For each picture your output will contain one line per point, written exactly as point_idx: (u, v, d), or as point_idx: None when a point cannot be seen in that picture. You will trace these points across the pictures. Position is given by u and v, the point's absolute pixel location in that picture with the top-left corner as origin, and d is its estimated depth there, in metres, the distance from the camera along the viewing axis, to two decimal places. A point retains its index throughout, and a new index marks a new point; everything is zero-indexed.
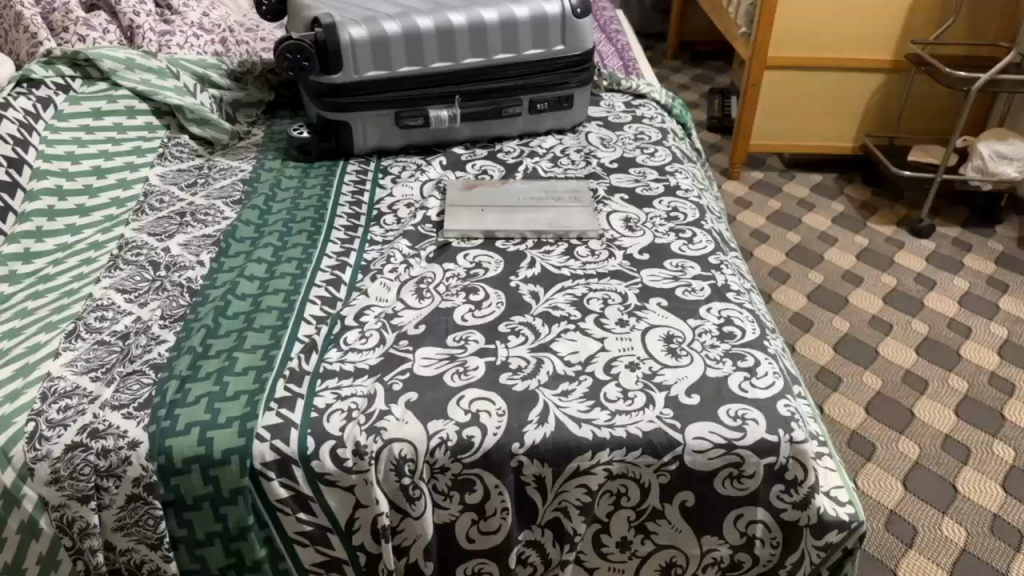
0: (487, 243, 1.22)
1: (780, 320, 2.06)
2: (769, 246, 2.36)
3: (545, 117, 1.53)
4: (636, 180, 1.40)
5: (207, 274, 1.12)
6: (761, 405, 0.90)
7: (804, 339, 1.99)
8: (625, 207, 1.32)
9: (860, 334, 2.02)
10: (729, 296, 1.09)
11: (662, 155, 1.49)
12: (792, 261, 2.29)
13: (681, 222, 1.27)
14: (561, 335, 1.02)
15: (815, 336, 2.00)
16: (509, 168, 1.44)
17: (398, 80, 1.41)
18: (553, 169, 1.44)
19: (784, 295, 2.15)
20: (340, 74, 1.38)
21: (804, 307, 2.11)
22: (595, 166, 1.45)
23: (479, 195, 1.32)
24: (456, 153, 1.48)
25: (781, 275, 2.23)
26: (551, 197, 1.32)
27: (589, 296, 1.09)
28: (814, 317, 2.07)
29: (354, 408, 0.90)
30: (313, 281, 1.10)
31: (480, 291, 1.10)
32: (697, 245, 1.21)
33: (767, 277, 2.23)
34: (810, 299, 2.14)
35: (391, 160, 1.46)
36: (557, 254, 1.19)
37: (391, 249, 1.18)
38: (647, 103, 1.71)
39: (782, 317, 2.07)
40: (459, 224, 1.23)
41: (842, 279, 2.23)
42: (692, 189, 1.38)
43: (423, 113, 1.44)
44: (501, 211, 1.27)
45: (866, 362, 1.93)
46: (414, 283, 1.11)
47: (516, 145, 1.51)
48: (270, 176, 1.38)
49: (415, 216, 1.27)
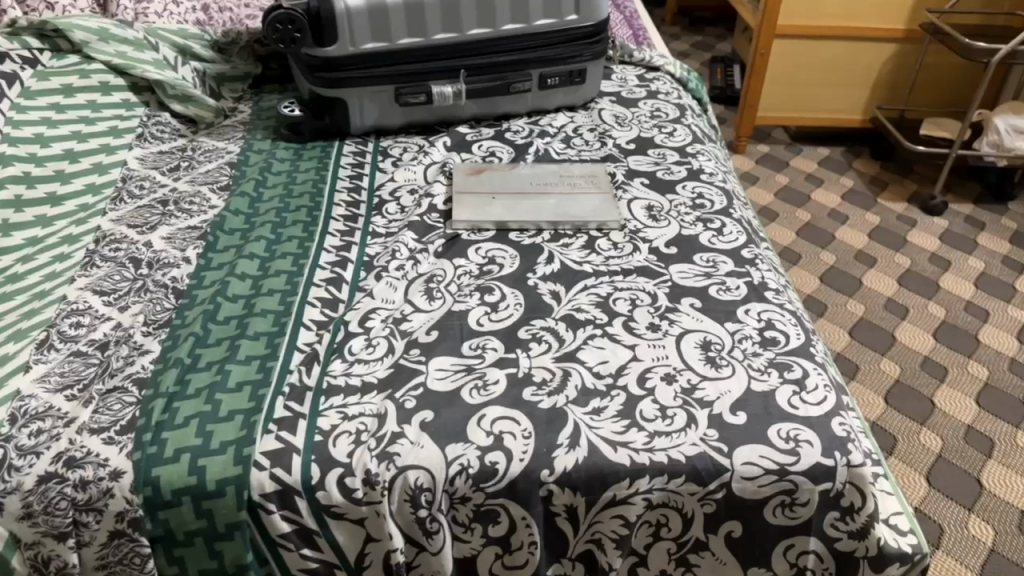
0: (500, 234, 1.12)
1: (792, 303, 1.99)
2: (778, 225, 2.28)
3: (555, 94, 1.43)
4: (656, 164, 1.30)
5: (193, 272, 1.01)
6: (814, 424, 0.83)
7: (818, 324, 1.91)
8: (647, 194, 1.22)
9: (875, 318, 1.94)
10: (767, 297, 1.01)
11: (681, 135, 1.39)
12: (802, 241, 2.21)
13: (708, 211, 1.18)
14: (588, 342, 0.92)
15: (828, 321, 1.93)
16: (519, 150, 1.34)
17: (398, 53, 1.29)
18: (566, 151, 1.34)
19: (796, 277, 2.07)
20: (334, 47, 1.26)
21: (816, 290, 2.03)
22: (611, 148, 1.34)
23: (488, 182, 1.22)
24: (460, 132, 1.37)
25: (792, 256, 2.15)
26: (567, 183, 1.22)
27: (614, 296, 1.00)
28: (827, 301, 1.99)
29: (362, 430, 0.80)
30: (311, 280, 1.00)
31: (496, 291, 1.00)
32: (727, 237, 1.12)
33: (777, 257, 2.14)
34: (822, 282, 2.06)
35: (390, 140, 1.35)
36: (577, 247, 1.09)
37: (396, 243, 1.08)
38: (660, 76, 1.61)
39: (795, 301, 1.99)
40: (469, 214, 1.13)
41: (855, 260, 2.14)
42: (716, 173, 1.29)
43: (426, 90, 1.33)
44: (514, 200, 1.17)
45: (883, 348, 1.85)
46: (423, 282, 1.01)
47: (524, 124, 1.41)
48: (260, 158, 1.27)
49: (420, 204, 1.17)
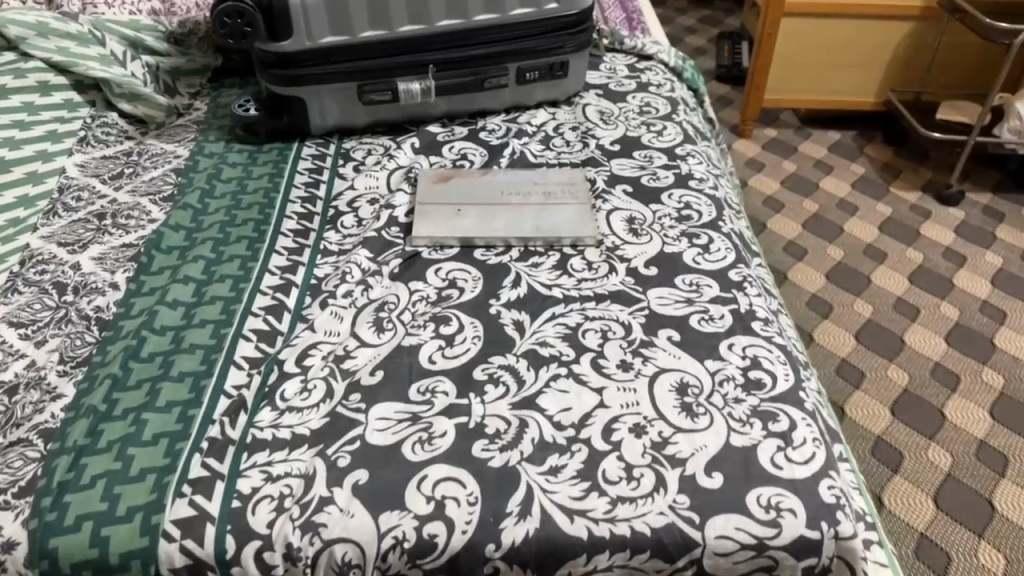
0: (465, 252, 1.02)
1: (796, 302, 1.88)
2: (783, 216, 2.17)
3: (535, 88, 1.32)
4: (642, 168, 1.20)
5: (121, 299, 0.92)
6: (799, 489, 0.73)
7: (822, 325, 1.81)
8: (629, 203, 1.12)
9: (883, 320, 1.84)
10: (756, 329, 0.90)
11: (671, 135, 1.29)
12: (809, 234, 2.10)
13: (694, 224, 1.08)
14: (550, 384, 0.82)
15: (834, 323, 1.82)
16: (494, 151, 1.23)
17: (362, 48, 1.19)
18: (544, 153, 1.23)
19: (801, 273, 1.97)
20: (290, 41, 1.16)
21: (822, 287, 1.92)
22: (593, 151, 1.24)
23: (455, 192, 1.11)
24: (431, 132, 1.27)
25: (797, 250, 2.04)
26: (541, 192, 1.12)
27: (584, 327, 0.90)
28: (834, 300, 1.89)
29: (286, 495, 0.72)
30: (249, 308, 0.91)
31: (453, 320, 0.91)
32: (714, 254, 1.02)
33: (782, 252, 2.04)
34: (829, 279, 1.95)
35: (354, 141, 1.25)
36: (548, 267, 1.00)
37: (347, 263, 0.98)
38: (653, 66, 1.50)
39: (799, 300, 1.89)
40: (431, 229, 1.03)
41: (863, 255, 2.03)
42: (707, 178, 1.19)
43: (392, 87, 1.22)
44: (482, 213, 1.07)
45: (891, 352, 1.75)
46: (373, 311, 0.91)
47: (501, 121, 1.30)
48: (210, 163, 1.17)
49: (378, 217, 1.07)
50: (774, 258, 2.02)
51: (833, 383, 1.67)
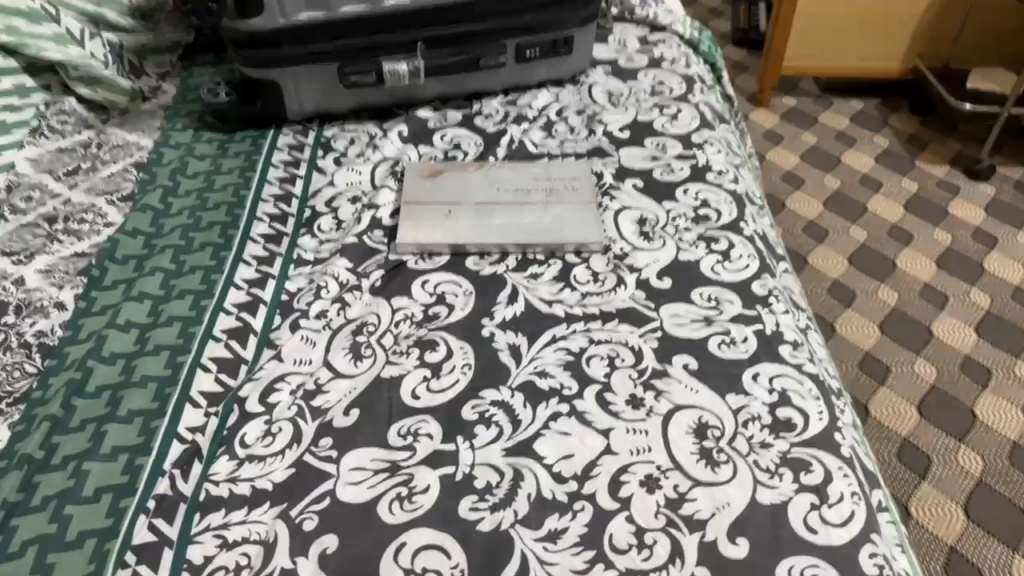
0: (456, 260, 0.91)
1: (817, 289, 1.78)
2: (804, 195, 2.05)
3: (535, 67, 1.20)
4: (654, 160, 1.08)
5: (68, 321, 0.82)
6: (835, 558, 0.64)
7: (846, 315, 1.71)
8: (639, 201, 1.01)
9: (910, 309, 1.73)
10: (783, 355, 0.80)
11: (686, 118, 1.18)
12: (831, 214, 1.99)
13: (712, 225, 0.97)
14: (549, 424, 0.72)
15: (858, 312, 1.72)
16: (490, 140, 1.12)
17: (341, 25, 1.06)
18: (545, 141, 1.12)
19: (823, 258, 1.86)
20: (261, 19, 1.03)
21: (845, 273, 1.82)
22: (600, 139, 1.12)
23: (445, 189, 1.00)
24: (420, 118, 1.16)
25: (818, 232, 1.94)
26: (541, 189, 1.01)
27: (588, 353, 0.79)
28: (857, 288, 1.78)
29: (243, 565, 0.63)
30: (210, 331, 0.80)
31: (440, 344, 0.80)
32: (735, 262, 0.91)
33: (803, 234, 1.93)
34: (852, 264, 1.85)
35: (336, 129, 1.13)
36: (548, 279, 0.89)
37: (323, 276, 0.88)
38: (666, 38, 1.37)
39: (821, 288, 1.78)
40: (418, 233, 0.93)
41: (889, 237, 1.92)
42: (726, 170, 1.08)
43: (376, 67, 1.10)
44: (475, 214, 0.96)
45: (919, 345, 1.65)
46: (350, 334, 0.81)
47: (499, 105, 1.19)
48: (176, 156, 1.06)
49: (360, 219, 0.96)
50: (794, 241, 1.92)
51: (857, 380, 1.58)
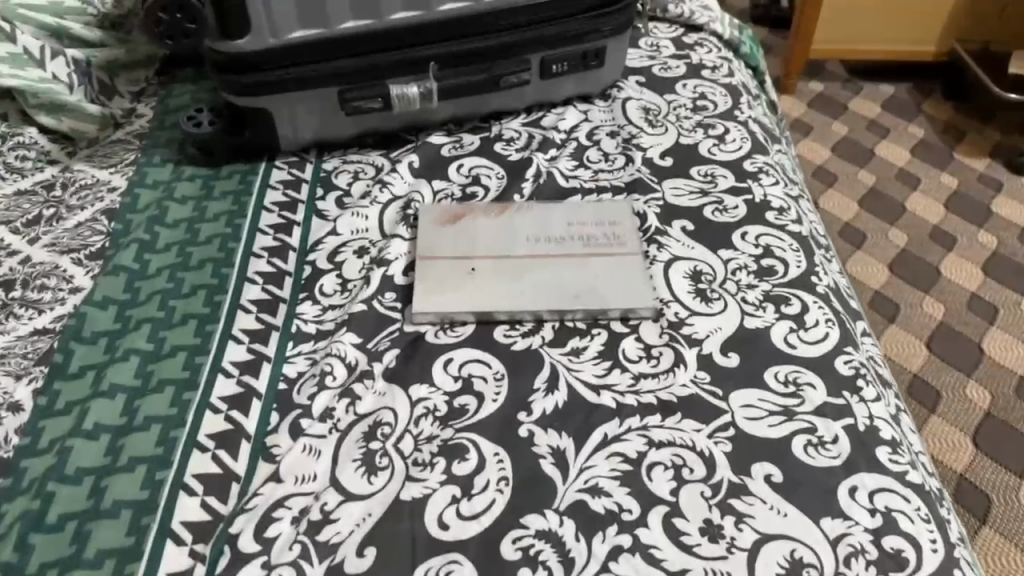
0: (482, 331, 0.78)
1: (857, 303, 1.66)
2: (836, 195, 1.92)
3: (562, 82, 1.05)
4: (703, 196, 0.94)
5: (26, 424, 0.70)
6: None
7: (889, 333, 1.59)
8: (691, 249, 0.87)
9: (957, 324, 1.61)
10: (883, 461, 0.67)
11: (735, 140, 1.03)
12: (867, 216, 1.86)
13: (778, 280, 0.83)
14: (610, 566, 0.60)
15: (903, 329, 1.60)
16: (514, 172, 0.98)
17: (341, 45, 0.92)
18: (578, 171, 0.98)
19: (861, 267, 1.73)
20: (247, 40, 0.89)
21: (886, 284, 1.69)
22: (640, 168, 0.98)
23: (469, 240, 0.86)
24: (432, 144, 1.01)
25: (855, 237, 1.81)
26: (577, 237, 0.87)
27: (649, 460, 0.66)
28: (900, 300, 1.66)
29: None
30: (194, 437, 0.68)
31: (471, 451, 0.67)
32: (811, 331, 0.78)
33: (838, 239, 1.80)
34: (893, 273, 1.72)
35: (337, 161, 0.99)
36: (593, 355, 0.76)
37: (327, 357, 0.74)
38: (704, 40, 1.22)
39: (860, 301, 1.66)
40: (438, 300, 0.79)
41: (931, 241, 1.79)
42: (788, 207, 0.94)
43: (383, 90, 0.96)
44: (503, 274, 0.82)
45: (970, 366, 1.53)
46: (363, 438, 0.67)
47: (521, 127, 1.05)
48: (154, 199, 0.92)
49: (368, 280, 0.82)
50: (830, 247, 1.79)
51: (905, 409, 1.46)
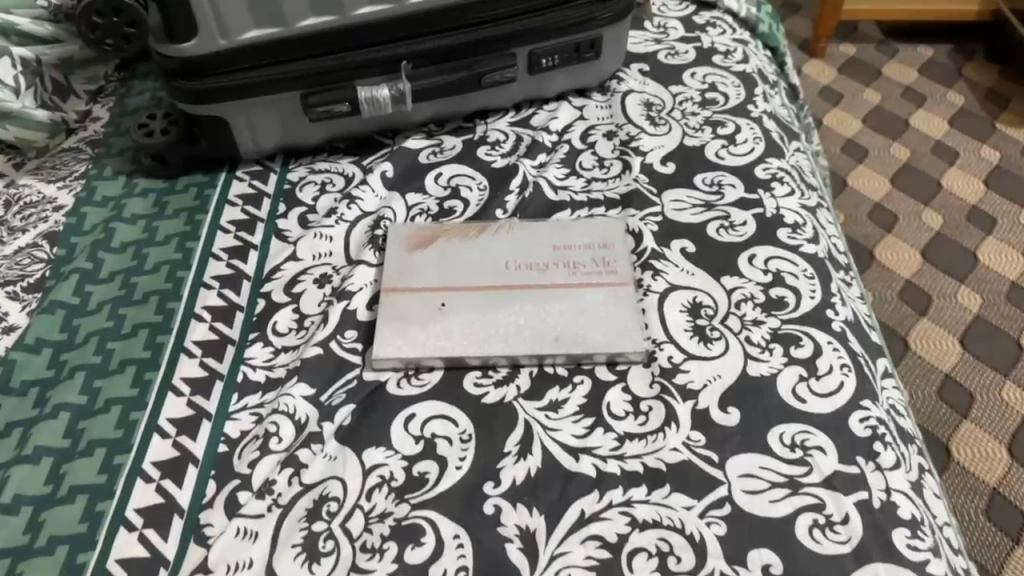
0: (450, 379, 0.70)
1: (885, 293, 1.55)
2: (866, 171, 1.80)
3: (553, 77, 0.95)
4: (706, 211, 0.84)
5: None
6: None
7: (919, 328, 1.49)
8: (689, 277, 0.77)
9: (993, 318, 1.50)
10: (900, 549, 0.58)
11: (747, 141, 0.93)
12: (900, 195, 1.73)
13: (788, 315, 0.74)
14: None
15: (934, 323, 1.49)
16: (497, 181, 0.88)
17: (300, 45, 0.82)
18: (569, 180, 0.88)
19: (890, 253, 1.62)
20: (194, 43, 0.80)
21: (917, 272, 1.58)
22: (638, 177, 0.88)
23: (440, 268, 0.77)
24: (409, 150, 0.92)
25: (885, 218, 1.69)
26: (560, 263, 0.77)
27: (630, 546, 0.58)
28: (932, 291, 1.55)
29: None
30: (122, 512, 0.61)
31: (427, 534, 0.59)
32: (823, 380, 0.69)
33: (867, 221, 1.68)
34: (925, 260, 1.61)
35: (303, 171, 0.90)
36: (573, 409, 0.67)
37: (272, 415, 0.66)
38: (718, 18, 1.10)
39: (888, 291, 1.55)
40: (401, 342, 0.71)
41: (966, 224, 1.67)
42: (803, 223, 0.84)
43: (350, 94, 0.86)
44: (476, 310, 0.73)
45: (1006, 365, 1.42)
46: (307, 517, 0.60)
47: (508, 127, 0.95)
48: (101, 219, 0.84)
49: (326, 317, 0.74)
50: (858, 230, 1.67)
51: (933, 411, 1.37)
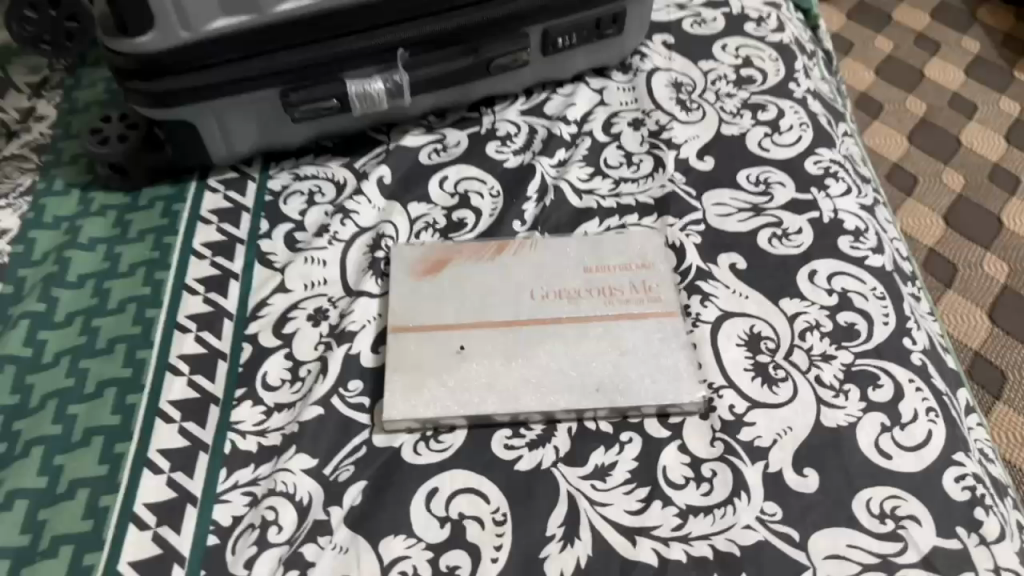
0: (478, 442, 0.59)
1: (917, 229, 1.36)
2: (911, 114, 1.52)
3: (569, 57, 0.83)
4: (755, 216, 0.74)
5: None
6: None
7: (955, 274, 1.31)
8: (743, 301, 0.67)
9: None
10: None
11: (792, 128, 0.81)
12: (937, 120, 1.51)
13: (861, 347, 0.64)
14: None
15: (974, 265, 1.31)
16: (513, 186, 0.77)
17: (275, 34, 0.70)
18: (594, 181, 0.77)
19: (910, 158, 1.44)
20: (149, 37, 0.67)
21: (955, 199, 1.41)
22: (673, 176, 0.77)
23: (456, 299, 0.66)
24: (408, 148, 0.80)
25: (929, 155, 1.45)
26: (595, 290, 0.67)
27: None
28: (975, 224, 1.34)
29: None
30: None
31: None
32: (909, 430, 0.59)
33: (894, 138, 1.47)
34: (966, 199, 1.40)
35: (286, 177, 0.78)
36: (623, 477, 0.57)
37: (269, 498, 0.56)
38: None
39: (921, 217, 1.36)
40: (416, 399, 0.60)
41: (1004, 127, 1.48)
42: (866, 228, 0.73)
43: (338, 90, 0.73)
44: (502, 354, 0.63)
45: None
46: None
47: (520, 117, 0.83)
48: (55, 245, 0.73)
49: (325, 366, 0.63)
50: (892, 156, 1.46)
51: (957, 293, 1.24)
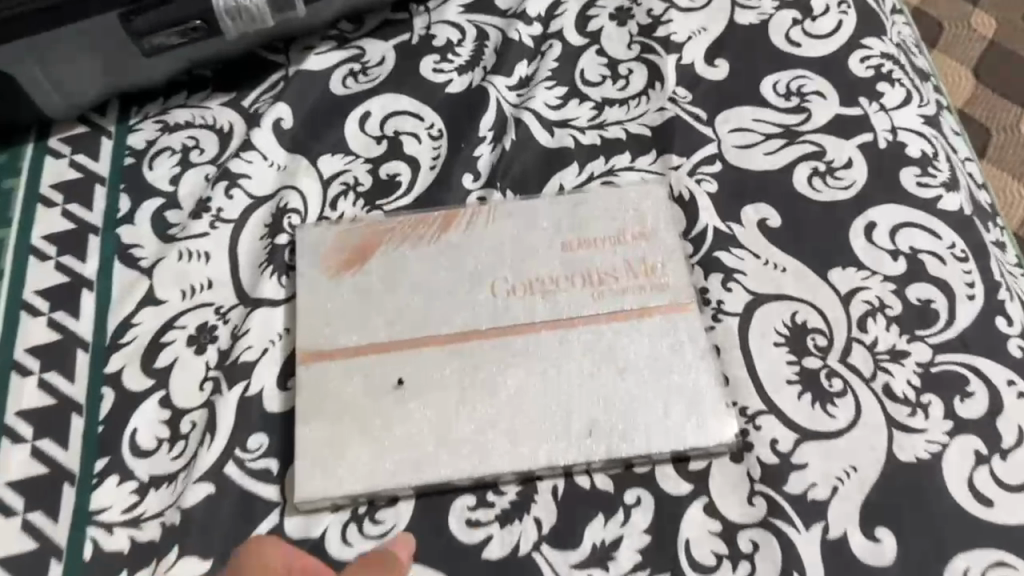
0: (430, 519, 0.43)
1: None
2: None
3: None
4: (787, 145, 0.55)
5: None
6: None
7: None
8: (779, 276, 0.50)
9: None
10: None
11: (830, 9, 0.61)
12: None
13: (940, 338, 0.47)
14: None
15: None
16: (460, 121, 0.57)
17: None
18: (570, 105, 0.57)
19: None
20: None
21: None
22: (675, 92, 0.57)
23: (391, 304, 0.49)
24: (314, 72, 0.58)
25: None
26: (577, 277, 0.49)
27: None
28: None
29: None
30: None
31: None
32: (1012, 460, 0.44)
33: None
34: None
35: (152, 128, 0.57)
36: (630, 559, 0.42)
37: None
38: None
39: None
40: (339, 467, 0.44)
41: None
42: (936, 154, 0.54)
43: (201, 5, 0.52)
44: (454, 389, 0.46)
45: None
46: None
47: (464, 15, 0.61)
48: None
49: (215, 419, 0.46)
50: None
51: (944, 55, 0.77)
